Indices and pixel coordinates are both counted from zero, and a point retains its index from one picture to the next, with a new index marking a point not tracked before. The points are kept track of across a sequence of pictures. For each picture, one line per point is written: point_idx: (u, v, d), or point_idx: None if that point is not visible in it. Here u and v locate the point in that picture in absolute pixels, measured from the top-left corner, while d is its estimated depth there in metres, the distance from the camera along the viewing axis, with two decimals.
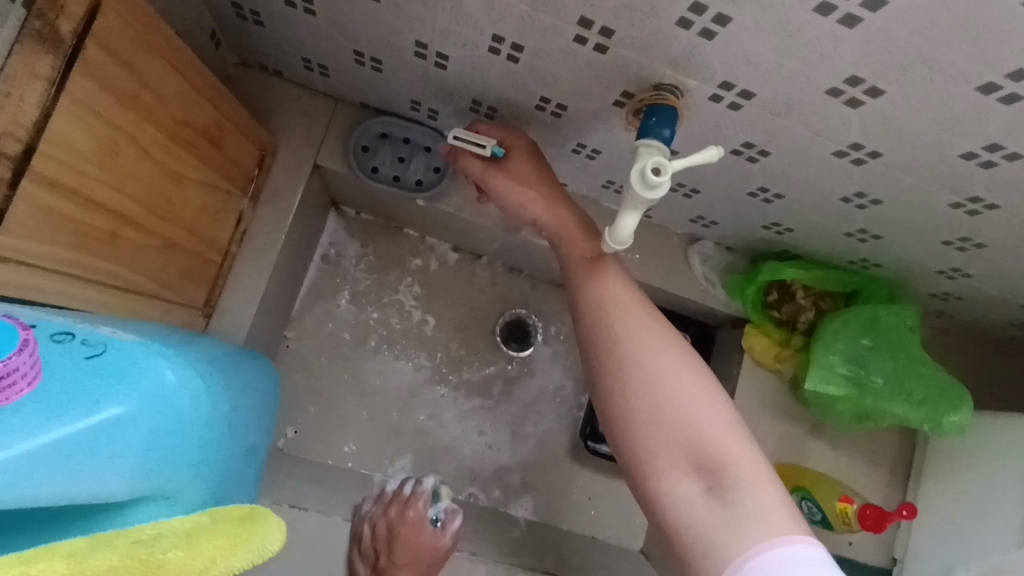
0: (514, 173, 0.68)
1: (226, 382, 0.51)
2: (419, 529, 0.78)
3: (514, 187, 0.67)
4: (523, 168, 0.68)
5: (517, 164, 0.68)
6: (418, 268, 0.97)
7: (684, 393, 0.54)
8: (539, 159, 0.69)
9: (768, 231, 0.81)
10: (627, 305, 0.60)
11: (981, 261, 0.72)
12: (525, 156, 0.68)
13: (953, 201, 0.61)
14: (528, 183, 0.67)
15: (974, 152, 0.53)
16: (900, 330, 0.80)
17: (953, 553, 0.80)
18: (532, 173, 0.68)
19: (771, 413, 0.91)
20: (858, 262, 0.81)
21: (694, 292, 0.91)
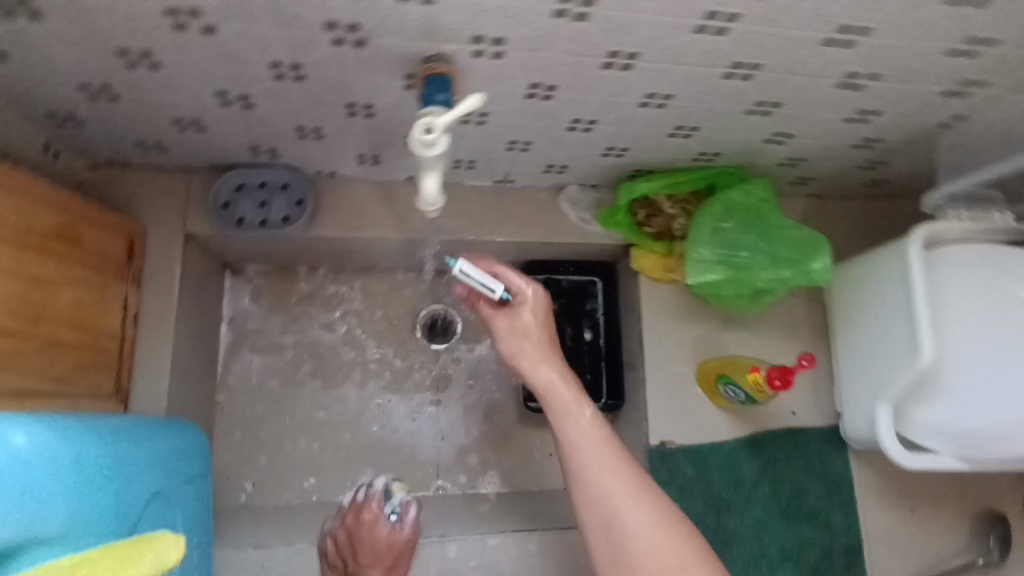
0: (519, 326, 0.76)
1: (106, 437, 0.56)
2: (376, 527, 0.80)
3: (517, 336, 0.76)
4: (529, 321, 0.76)
5: (527, 319, 0.76)
6: (328, 299, 1.03)
7: (676, 555, 0.65)
8: (544, 313, 0.77)
9: (611, 157, 0.87)
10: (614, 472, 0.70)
11: (791, 121, 0.77)
12: (535, 312, 0.77)
13: (724, 73, 0.66)
14: (530, 339, 0.77)
15: (702, 25, 0.58)
16: (755, 206, 0.86)
17: (874, 382, 0.88)
18: (535, 328, 0.77)
19: (683, 320, 0.97)
20: (700, 157, 0.86)
21: (575, 234, 0.96)
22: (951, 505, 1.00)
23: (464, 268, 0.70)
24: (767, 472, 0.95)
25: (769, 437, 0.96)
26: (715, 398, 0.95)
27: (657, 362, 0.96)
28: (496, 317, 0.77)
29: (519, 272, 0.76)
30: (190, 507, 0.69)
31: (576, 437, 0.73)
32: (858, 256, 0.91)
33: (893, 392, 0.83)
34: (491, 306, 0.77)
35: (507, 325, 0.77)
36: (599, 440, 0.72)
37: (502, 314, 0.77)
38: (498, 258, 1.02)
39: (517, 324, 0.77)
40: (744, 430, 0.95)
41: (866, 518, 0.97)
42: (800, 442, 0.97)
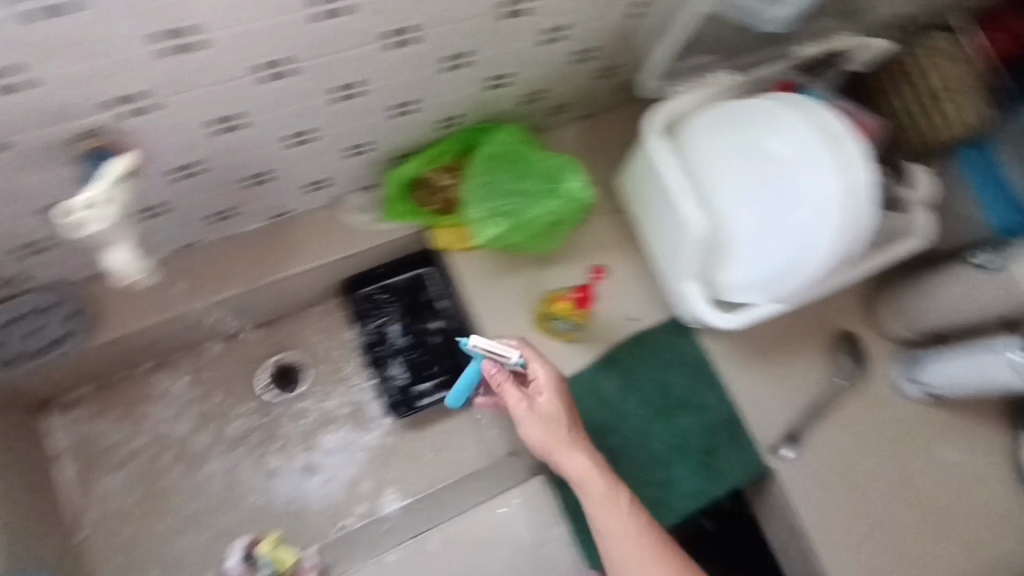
0: (544, 413, 0.85)
1: None
2: None
3: (542, 421, 0.85)
4: (551, 407, 0.86)
5: (551, 405, 0.86)
6: (163, 392, 1.00)
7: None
8: (563, 398, 0.87)
9: (361, 155, 0.87)
10: (640, 525, 0.81)
11: (498, 61, 0.78)
12: (557, 399, 0.86)
13: (387, 43, 0.66)
14: (555, 421, 0.85)
15: (318, 10, 0.58)
16: (512, 152, 0.89)
17: (671, 268, 0.92)
18: (560, 412, 0.86)
19: (504, 275, 1.00)
20: (446, 122, 0.87)
21: (367, 237, 0.95)
22: (803, 341, 1.07)
23: (479, 343, 0.80)
24: (628, 383, 1.00)
25: (621, 350, 1.00)
26: (556, 335, 0.98)
27: (495, 323, 0.98)
28: (519, 403, 0.86)
29: (545, 363, 0.87)
30: None
31: (603, 497, 0.82)
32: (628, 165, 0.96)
33: (687, 268, 0.89)
34: (519, 394, 0.86)
35: (530, 411, 0.85)
36: (627, 499, 0.82)
37: (529, 401, 0.86)
38: (311, 287, 1.01)
39: (546, 409, 0.86)
40: (595, 351, 1.00)
41: (733, 385, 1.03)
42: (648, 342, 1.01)
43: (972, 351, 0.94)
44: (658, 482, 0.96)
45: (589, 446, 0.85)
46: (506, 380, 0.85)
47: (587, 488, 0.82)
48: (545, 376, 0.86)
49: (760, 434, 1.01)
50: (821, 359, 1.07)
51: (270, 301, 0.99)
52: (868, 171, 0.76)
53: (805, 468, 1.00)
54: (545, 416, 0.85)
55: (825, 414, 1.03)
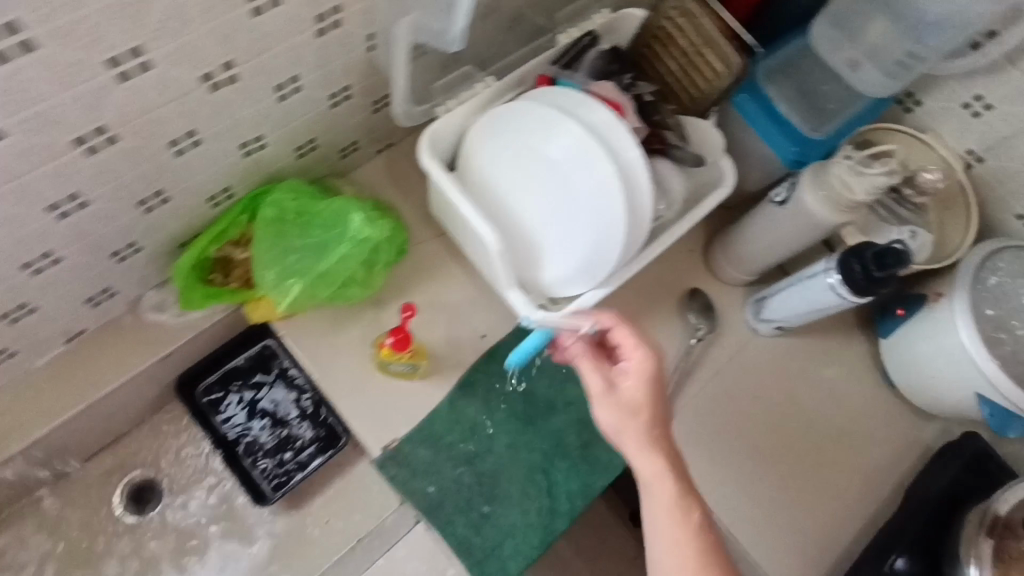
0: (625, 402, 0.74)
1: None
2: None
3: (620, 414, 0.74)
4: (636, 399, 0.74)
5: (636, 395, 0.74)
6: (9, 549, 0.94)
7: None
8: (654, 389, 0.75)
9: (135, 256, 0.83)
10: (695, 556, 0.70)
11: (235, 130, 0.75)
12: (647, 391, 0.74)
13: (77, 150, 0.62)
14: (636, 420, 0.74)
15: None
16: (294, 212, 0.85)
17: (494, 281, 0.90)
18: (645, 406, 0.74)
19: (336, 329, 0.95)
20: (217, 198, 0.85)
21: (181, 330, 0.93)
22: (656, 310, 1.08)
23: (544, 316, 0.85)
24: (491, 400, 0.97)
25: (476, 371, 0.98)
26: (403, 376, 0.95)
27: (338, 379, 0.94)
28: (597, 384, 0.76)
29: (640, 351, 0.74)
30: None
31: (667, 512, 0.72)
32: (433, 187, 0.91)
33: (505, 278, 0.86)
34: (604, 365, 0.77)
35: (610, 395, 0.75)
36: (693, 526, 0.72)
37: (616, 376, 0.76)
38: (142, 395, 0.97)
39: (629, 396, 0.74)
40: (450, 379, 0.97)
41: None
42: (502, 356, 0.99)
43: (794, 281, 0.95)
44: (542, 492, 0.94)
45: (667, 454, 0.74)
46: (580, 354, 0.78)
47: (650, 493, 0.73)
48: (632, 363, 0.75)
49: None
50: (677, 322, 1.07)
51: (100, 420, 0.94)
52: (634, 145, 0.78)
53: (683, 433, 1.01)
54: (620, 406, 0.74)
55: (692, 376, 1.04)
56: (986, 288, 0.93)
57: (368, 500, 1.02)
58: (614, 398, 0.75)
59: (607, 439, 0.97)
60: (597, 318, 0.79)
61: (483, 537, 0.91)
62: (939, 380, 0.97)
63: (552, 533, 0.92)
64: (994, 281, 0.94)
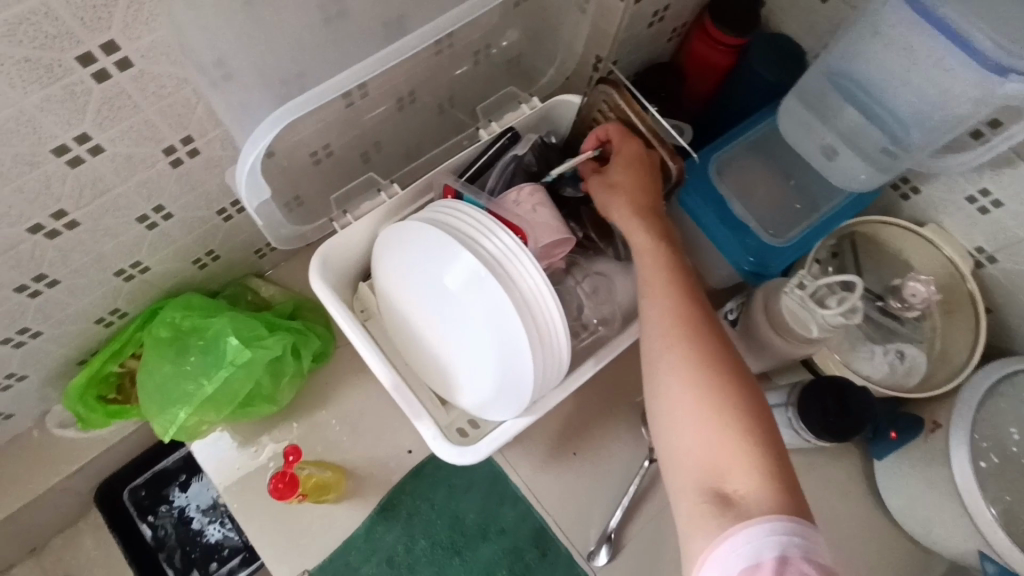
0: (610, 179, 0.72)
1: None
2: None
3: (605, 187, 0.71)
4: (624, 176, 0.71)
5: (621, 175, 0.71)
6: None
7: (722, 431, 0.52)
8: (644, 169, 0.72)
9: (21, 382, 0.79)
10: (684, 330, 0.58)
11: (98, 261, 0.70)
12: (635, 172, 0.71)
13: None
14: (627, 163, 0.72)
15: None
16: (185, 328, 0.81)
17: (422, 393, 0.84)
18: (631, 182, 0.71)
19: (249, 446, 0.89)
20: (105, 318, 0.79)
21: (90, 446, 0.90)
22: (611, 420, 0.95)
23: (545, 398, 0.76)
24: (414, 528, 0.89)
25: (397, 494, 0.90)
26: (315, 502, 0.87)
27: (247, 503, 0.87)
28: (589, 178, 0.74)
29: (620, 133, 0.73)
30: None
31: (650, 273, 0.64)
32: (351, 294, 0.86)
33: (410, 410, 0.76)
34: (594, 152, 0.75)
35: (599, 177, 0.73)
36: (690, 302, 0.60)
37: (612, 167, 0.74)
38: (57, 507, 0.93)
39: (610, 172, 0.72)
40: (369, 502, 0.89)
41: (535, 496, 0.91)
42: (427, 476, 0.91)
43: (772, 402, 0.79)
44: None
45: (659, 230, 0.67)
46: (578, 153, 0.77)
47: (647, 272, 0.64)
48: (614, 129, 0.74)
49: (575, 543, 0.89)
50: (635, 434, 0.95)
51: (15, 535, 0.91)
52: (535, 271, 0.69)
53: (632, 569, 0.88)
54: (603, 181, 0.72)
55: (647, 500, 0.91)
56: (992, 419, 0.76)
57: None
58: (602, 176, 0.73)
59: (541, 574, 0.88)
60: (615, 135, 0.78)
61: None
62: (937, 523, 0.80)
63: None
64: (1001, 414, 0.77)
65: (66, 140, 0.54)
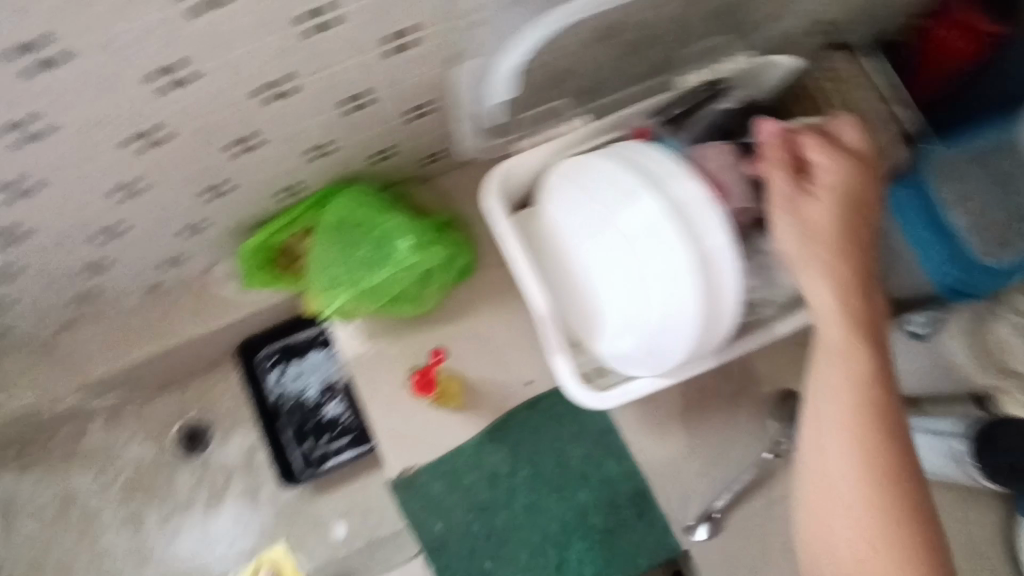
0: (808, 225, 0.63)
1: None
2: None
3: (800, 236, 0.63)
4: (827, 227, 0.62)
5: (824, 225, 0.62)
6: (83, 456, 1.06)
7: (888, 556, 0.56)
8: (849, 222, 0.63)
9: (202, 232, 0.85)
10: (876, 441, 0.58)
11: (296, 135, 0.73)
12: (838, 225, 0.63)
13: (123, 139, 0.63)
14: (840, 209, 0.63)
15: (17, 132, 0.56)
16: (354, 219, 0.83)
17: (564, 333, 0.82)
18: (833, 237, 0.62)
19: (383, 340, 0.93)
20: (285, 192, 0.84)
21: (241, 306, 0.96)
22: (734, 404, 0.92)
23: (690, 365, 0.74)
24: (518, 455, 0.91)
25: (509, 421, 0.92)
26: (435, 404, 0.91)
27: (372, 392, 0.92)
28: (776, 182, 0.65)
29: (829, 163, 0.64)
30: None
31: (838, 364, 0.60)
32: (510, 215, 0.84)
33: (552, 343, 0.77)
34: (789, 158, 0.65)
35: (791, 209, 0.64)
36: (886, 405, 0.59)
37: (806, 189, 0.65)
38: (204, 352, 1.02)
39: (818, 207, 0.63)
40: (481, 421, 0.91)
41: (642, 458, 0.90)
42: (542, 411, 0.92)
43: (923, 424, 0.74)
44: (546, 567, 0.88)
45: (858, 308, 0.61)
46: (762, 142, 0.67)
47: (834, 362, 0.60)
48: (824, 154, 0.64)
49: (673, 514, 0.88)
50: (757, 425, 0.91)
51: (168, 367, 1.01)
52: (722, 230, 0.64)
53: (725, 554, 0.86)
54: (799, 219, 0.63)
55: (756, 492, 0.88)
56: None
57: (386, 509, 1.03)
58: (795, 209, 0.64)
59: (631, 532, 0.88)
60: (802, 129, 0.68)
61: None
62: None
63: None
64: None
65: (314, 6, 0.55)
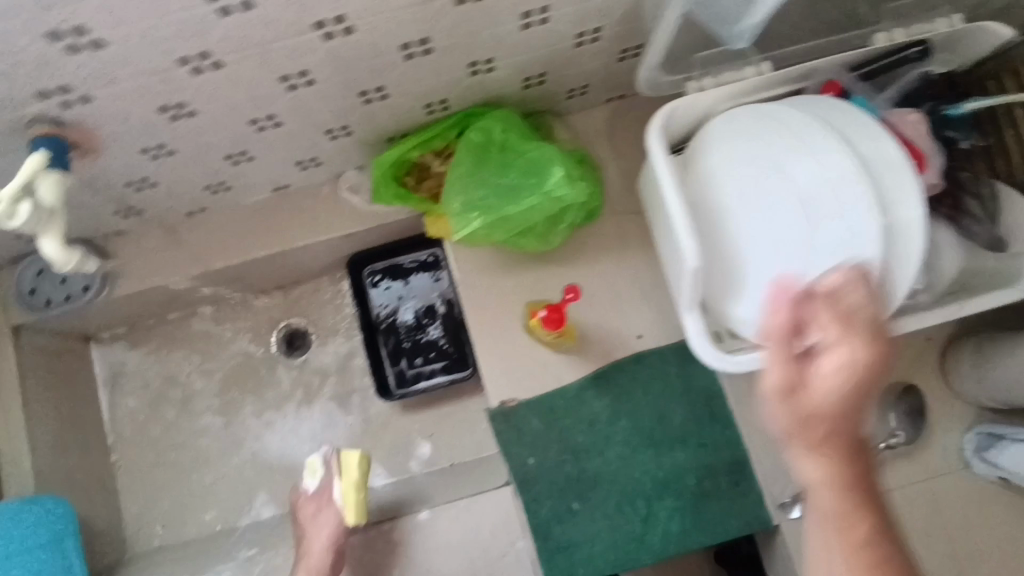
0: (808, 409, 0.49)
1: None
2: (239, 521, 1.04)
3: (794, 420, 0.49)
4: (829, 415, 0.48)
5: (825, 408, 0.48)
6: (189, 342, 1.09)
7: None
8: (854, 414, 0.49)
9: (343, 138, 0.84)
10: None
11: (467, 46, 0.70)
12: (846, 408, 0.48)
13: (310, 27, 0.60)
14: (842, 414, 0.48)
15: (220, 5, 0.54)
16: (500, 142, 0.81)
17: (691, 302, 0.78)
18: (842, 421, 0.49)
19: (501, 271, 0.93)
20: (432, 107, 0.81)
21: (364, 217, 0.95)
22: None
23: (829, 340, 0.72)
24: (622, 406, 0.90)
25: (617, 371, 0.90)
26: (546, 341, 0.91)
27: (485, 320, 0.92)
28: (777, 362, 0.49)
29: (839, 344, 0.48)
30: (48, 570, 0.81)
31: (829, 527, 0.51)
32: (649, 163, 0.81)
33: (686, 299, 0.73)
34: (805, 317, 0.50)
35: (789, 391, 0.49)
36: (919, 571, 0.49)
37: (800, 372, 0.50)
38: (317, 259, 1.03)
39: (822, 403, 0.48)
40: (588, 367, 0.91)
41: (748, 428, 0.89)
42: (651, 365, 0.90)
43: (1009, 434, 0.82)
44: (636, 518, 0.88)
45: (861, 482, 0.50)
46: (771, 305, 0.50)
47: (824, 526, 0.51)
48: (839, 337, 0.48)
49: (771, 489, 0.87)
50: (870, 412, 0.88)
51: (283, 268, 1.03)
52: (917, 202, 0.63)
53: None
54: (812, 393, 0.49)
55: None
56: None
57: (473, 435, 1.06)
58: (800, 390, 0.49)
59: (727, 499, 0.87)
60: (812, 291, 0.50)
61: (564, 529, 0.87)
62: None
63: (630, 560, 0.87)
64: None
65: None
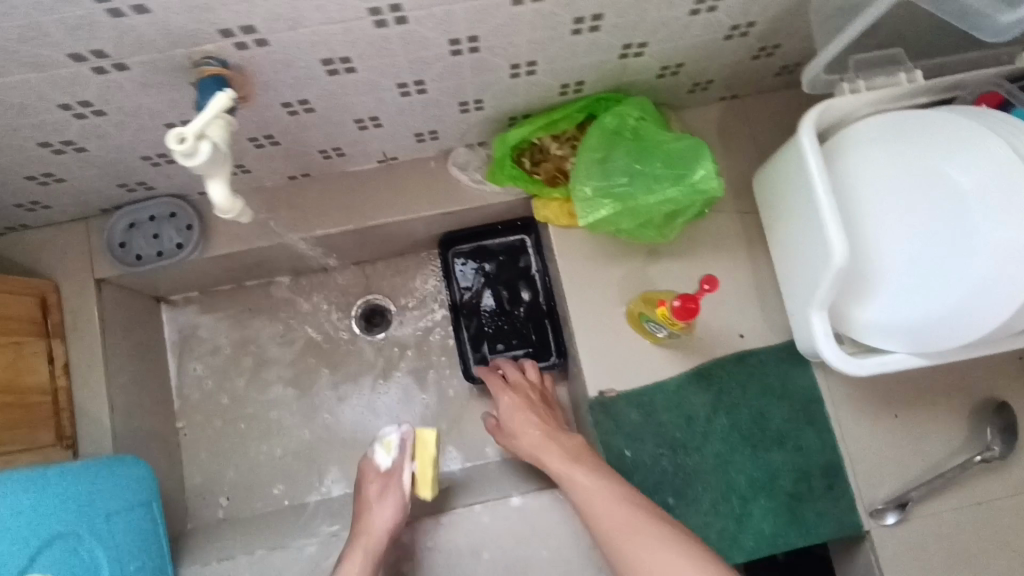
0: (507, 417, 0.91)
1: (66, 473, 0.70)
2: (309, 496, 1.02)
3: (514, 413, 0.91)
4: (513, 408, 0.91)
5: (509, 406, 0.92)
6: (266, 311, 1.06)
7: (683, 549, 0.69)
8: (526, 404, 0.91)
9: (472, 112, 0.82)
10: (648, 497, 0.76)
11: (632, 27, 0.69)
12: (519, 403, 0.91)
13: None
14: (522, 411, 0.91)
15: None
16: (633, 129, 0.81)
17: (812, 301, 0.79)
18: (525, 415, 0.90)
19: (605, 260, 0.92)
20: (566, 88, 0.81)
21: (469, 196, 0.93)
22: (944, 401, 0.90)
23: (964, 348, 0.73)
24: (721, 404, 0.90)
25: (718, 368, 0.90)
26: (646, 335, 0.90)
27: (586, 309, 0.91)
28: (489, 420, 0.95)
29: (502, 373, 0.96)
30: (139, 533, 0.78)
31: (577, 474, 0.80)
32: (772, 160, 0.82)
33: (820, 298, 0.74)
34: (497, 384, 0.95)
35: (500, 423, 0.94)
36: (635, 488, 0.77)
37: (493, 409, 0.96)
38: (410, 236, 1.01)
39: (510, 414, 0.91)
40: (689, 362, 0.90)
41: (842, 433, 0.89)
42: (751, 364, 0.91)
43: None
44: (730, 516, 0.88)
45: (572, 454, 0.83)
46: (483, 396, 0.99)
47: (577, 474, 0.80)
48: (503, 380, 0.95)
49: (862, 496, 0.88)
50: (963, 426, 0.89)
51: (374, 243, 1.01)
52: None
53: (913, 544, 0.86)
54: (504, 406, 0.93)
55: (953, 491, 0.87)
56: None
57: None
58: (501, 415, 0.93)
59: (821, 502, 0.88)
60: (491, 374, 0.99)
61: None
62: None
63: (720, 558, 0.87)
64: None
65: None
